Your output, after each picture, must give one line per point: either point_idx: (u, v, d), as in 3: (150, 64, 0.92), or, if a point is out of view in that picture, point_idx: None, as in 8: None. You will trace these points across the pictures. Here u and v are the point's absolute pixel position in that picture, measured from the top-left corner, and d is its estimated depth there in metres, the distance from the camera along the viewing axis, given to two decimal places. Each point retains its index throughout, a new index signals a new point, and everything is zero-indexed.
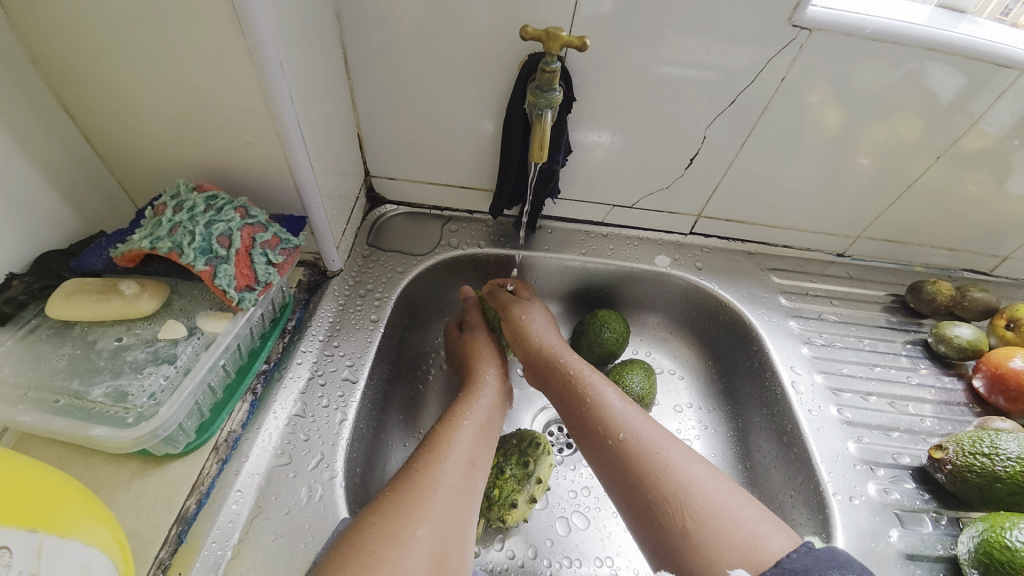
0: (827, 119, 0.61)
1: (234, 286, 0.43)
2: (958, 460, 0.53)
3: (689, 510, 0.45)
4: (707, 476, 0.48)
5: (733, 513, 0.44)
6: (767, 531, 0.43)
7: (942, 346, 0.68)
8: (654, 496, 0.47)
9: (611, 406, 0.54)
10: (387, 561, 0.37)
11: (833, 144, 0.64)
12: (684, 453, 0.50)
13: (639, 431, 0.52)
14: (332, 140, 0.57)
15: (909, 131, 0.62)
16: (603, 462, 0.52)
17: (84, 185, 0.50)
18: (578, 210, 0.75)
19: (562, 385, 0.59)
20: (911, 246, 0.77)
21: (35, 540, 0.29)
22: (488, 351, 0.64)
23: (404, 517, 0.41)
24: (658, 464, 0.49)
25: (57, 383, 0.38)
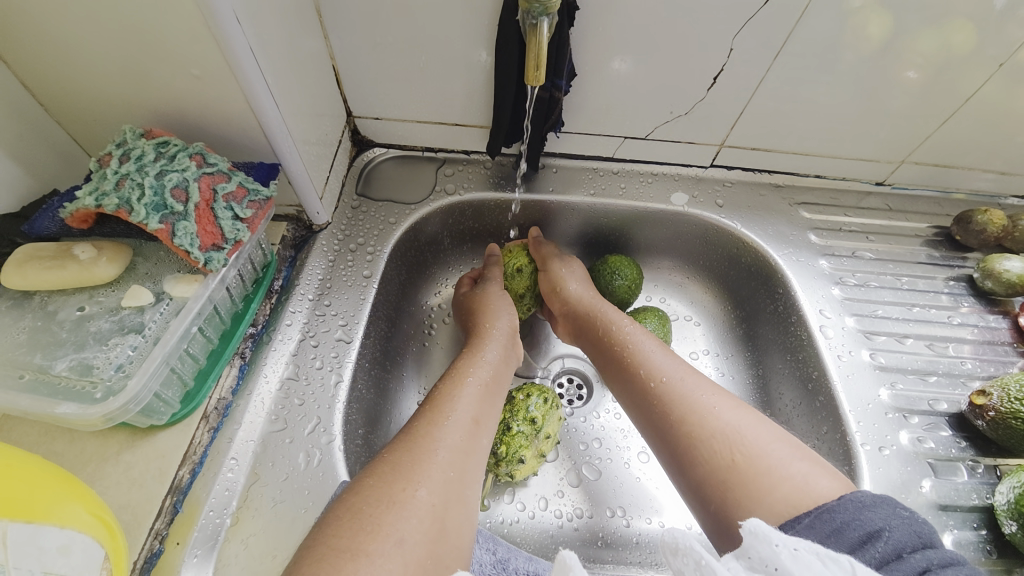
0: (871, 27, 0.51)
1: (197, 245, 0.38)
2: (1002, 407, 0.49)
3: (729, 451, 0.41)
4: (746, 417, 0.44)
5: (775, 456, 0.40)
6: (813, 471, 0.39)
7: (989, 283, 0.62)
8: (692, 439, 0.44)
9: (650, 354, 0.51)
10: (383, 525, 0.35)
11: (878, 57, 0.54)
12: (726, 397, 0.46)
13: (677, 376, 0.48)
14: (301, 74, 0.50)
15: (967, 37, 0.52)
16: (636, 407, 0.50)
17: (30, 138, 0.44)
18: (585, 146, 0.67)
19: (597, 335, 0.57)
20: (961, 171, 0.68)
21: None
22: (499, 305, 0.60)
23: (401, 477, 0.38)
24: (699, 406, 0.45)
25: (20, 358, 0.35)
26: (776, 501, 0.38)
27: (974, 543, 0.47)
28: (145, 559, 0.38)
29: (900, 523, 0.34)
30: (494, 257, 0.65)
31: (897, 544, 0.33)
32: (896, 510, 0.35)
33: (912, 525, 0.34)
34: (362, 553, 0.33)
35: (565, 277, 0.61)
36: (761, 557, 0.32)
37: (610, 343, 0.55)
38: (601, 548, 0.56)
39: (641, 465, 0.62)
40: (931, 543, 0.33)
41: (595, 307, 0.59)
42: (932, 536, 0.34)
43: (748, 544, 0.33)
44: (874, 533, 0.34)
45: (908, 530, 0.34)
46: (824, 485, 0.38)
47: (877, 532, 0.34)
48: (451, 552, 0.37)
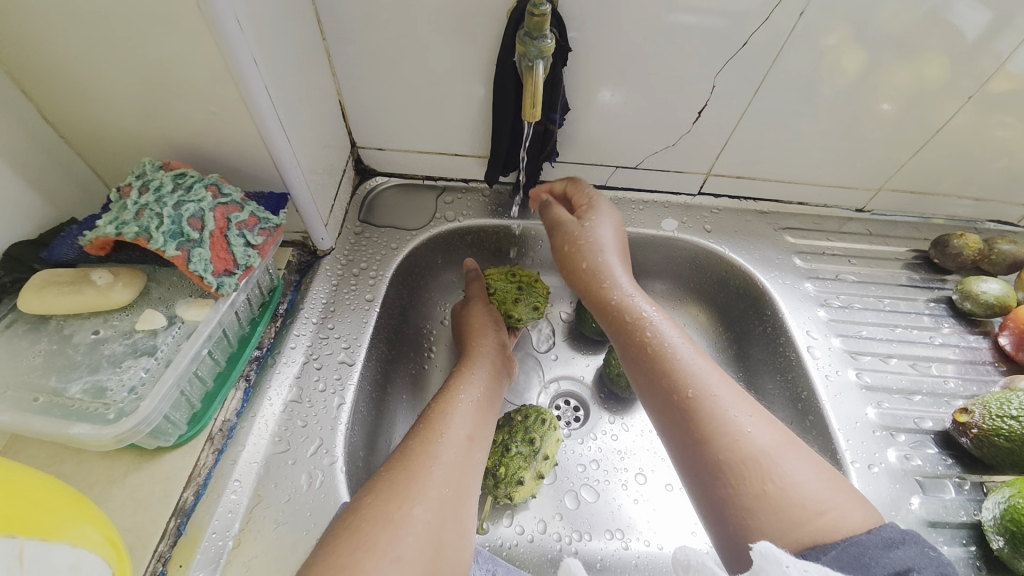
0: (846, 63, 0.55)
1: (210, 271, 0.40)
2: (984, 424, 0.51)
3: (760, 480, 0.42)
4: (777, 444, 0.44)
5: (800, 481, 0.41)
6: (844, 505, 0.40)
7: (968, 304, 0.64)
8: (724, 462, 0.44)
9: (684, 360, 0.50)
10: (382, 543, 0.36)
11: (853, 91, 0.58)
12: (762, 418, 0.46)
13: (711, 388, 0.48)
14: (311, 108, 0.53)
15: (937, 72, 0.56)
16: (664, 412, 0.49)
17: (51, 169, 0.46)
18: (579, 174, 0.71)
19: (621, 328, 0.55)
20: (936, 197, 0.72)
21: (15, 546, 0.27)
22: (485, 329, 0.60)
23: (398, 495, 0.39)
24: (732, 428, 0.45)
25: (35, 381, 0.36)
26: (801, 531, 0.39)
27: (964, 559, 0.48)
28: None
29: (924, 563, 0.35)
30: (472, 273, 0.64)
31: None
32: (920, 551, 0.36)
33: (936, 566, 0.35)
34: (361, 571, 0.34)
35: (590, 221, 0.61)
36: None
37: (638, 340, 0.53)
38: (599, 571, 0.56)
39: (638, 487, 0.63)
40: None
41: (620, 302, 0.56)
42: (954, 575, 0.35)
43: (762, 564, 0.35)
44: (897, 569, 0.35)
45: (930, 569, 0.35)
46: (848, 518, 0.39)
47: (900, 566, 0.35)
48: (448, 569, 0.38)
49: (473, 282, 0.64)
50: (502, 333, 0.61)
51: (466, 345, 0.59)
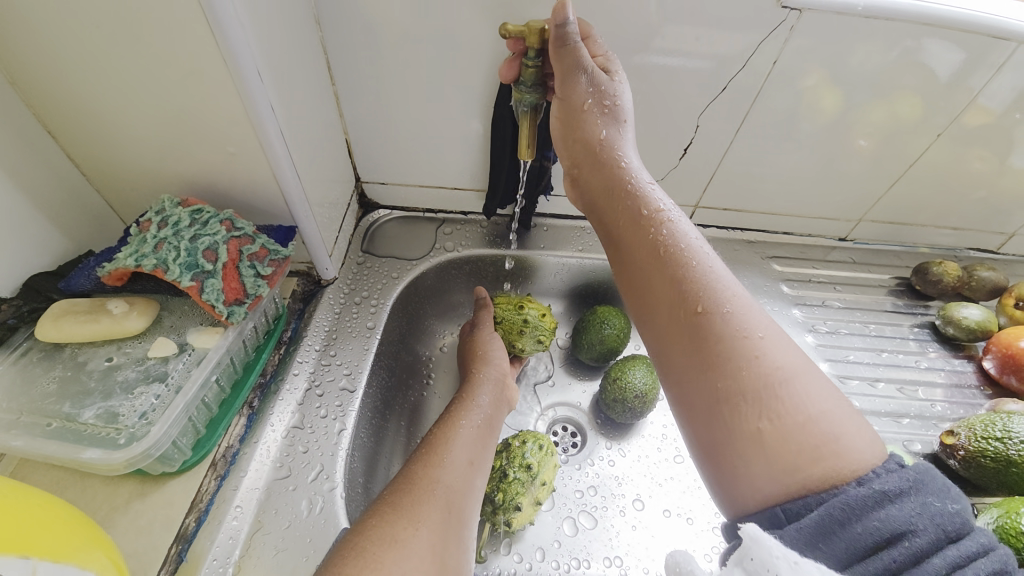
0: (824, 101, 0.59)
1: (222, 300, 0.42)
2: (970, 445, 0.52)
3: (759, 415, 0.36)
4: (793, 367, 0.37)
5: (810, 415, 0.35)
6: (847, 430, 0.34)
7: (951, 329, 0.66)
8: (727, 385, 0.37)
9: (701, 269, 0.42)
10: (387, 562, 0.36)
11: (830, 127, 0.62)
12: (778, 337, 0.38)
13: (723, 299, 0.40)
14: (321, 147, 0.56)
15: (909, 109, 0.60)
16: (654, 265, 0.44)
17: (75, 206, 0.49)
18: (573, 207, 0.74)
19: (617, 194, 0.49)
20: (915, 227, 0.75)
21: (28, 567, 0.28)
22: (488, 351, 0.62)
23: (402, 516, 0.40)
24: (742, 349, 0.37)
25: (49, 407, 0.38)
26: (788, 464, 0.34)
27: None
28: None
29: (925, 520, 0.30)
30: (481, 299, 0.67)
31: (918, 547, 0.29)
32: (923, 504, 0.30)
33: (938, 520, 0.30)
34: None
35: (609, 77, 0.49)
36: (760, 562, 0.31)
37: (645, 235, 0.45)
38: None
39: (635, 513, 0.63)
40: (958, 537, 0.30)
41: (635, 188, 0.48)
42: (962, 529, 0.30)
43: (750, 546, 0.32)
44: (893, 534, 0.30)
45: (932, 527, 0.30)
46: (853, 454, 0.33)
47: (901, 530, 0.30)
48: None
49: (482, 308, 0.66)
50: (502, 356, 0.62)
51: (468, 371, 0.61)
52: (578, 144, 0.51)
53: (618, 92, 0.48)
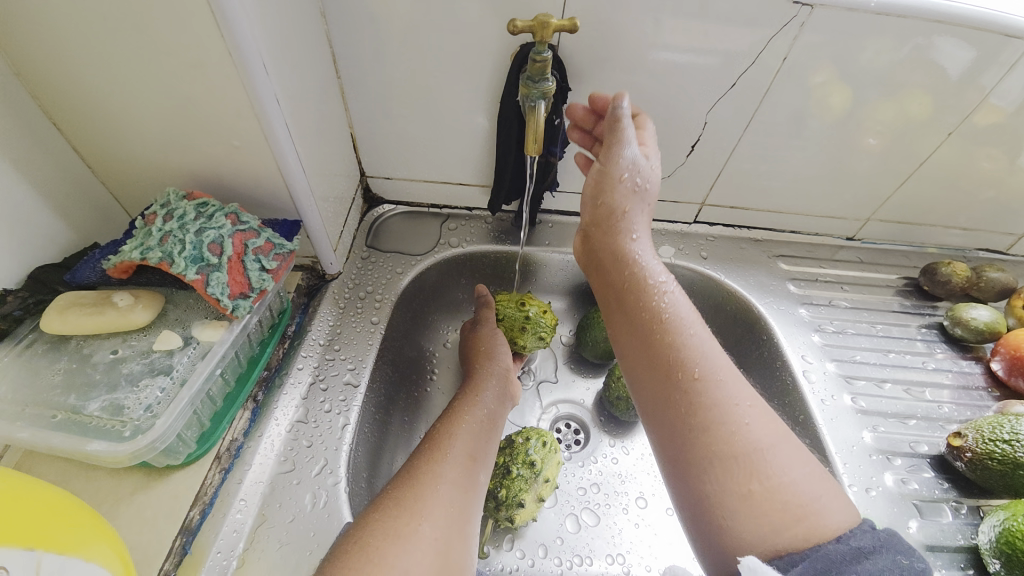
0: (832, 99, 0.59)
1: (227, 294, 0.42)
2: (977, 447, 0.51)
3: (748, 479, 0.39)
4: (775, 439, 0.41)
5: (790, 481, 0.39)
6: (825, 501, 0.38)
7: (959, 330, 0.66)
8: (717, 448, 0.41)
9: (694, 339, 0.46)
10: (389, 558, 0.37)
11: (839, 125, 0.62)
12: (762, 410, 0.43)
13: (720, 379, 0.44)
14: (325, 141, 0.56)
15: (918, 108, 0.59)
16: (659, 327, 0.47)
17: (80, 198, 0.49)
18: (579, 203, 0.74)
19: (620, 260, 0.52)
20: (923, 227, 0.74)
21: (34, 559, 0.28)
22: (491, 348, 0.61)
23: (405, 511, 0.40)
24: (731, 419, 0.42)
25: (55, 398, 0.38)
26: (772, 530, 0.37)
27: None
28: None
29: (896, 570, 0.33)
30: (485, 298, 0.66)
31: None
32: (896, 558, 0.34)
33: (909, 572, 0.34)
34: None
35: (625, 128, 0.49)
36: None
37: (647, 301, 0.49)
38: None
39: (638, 511, 0.63)
40: None
41: (637, 258, 0.52)
42: None
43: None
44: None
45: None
46: (827, 519, 0.37)
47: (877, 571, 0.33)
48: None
49: (485, 306, 0.66)
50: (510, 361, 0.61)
51: (471, 368, 0.60)
52: (600, 207, 0.53)
53: (651, 174, 0.52)
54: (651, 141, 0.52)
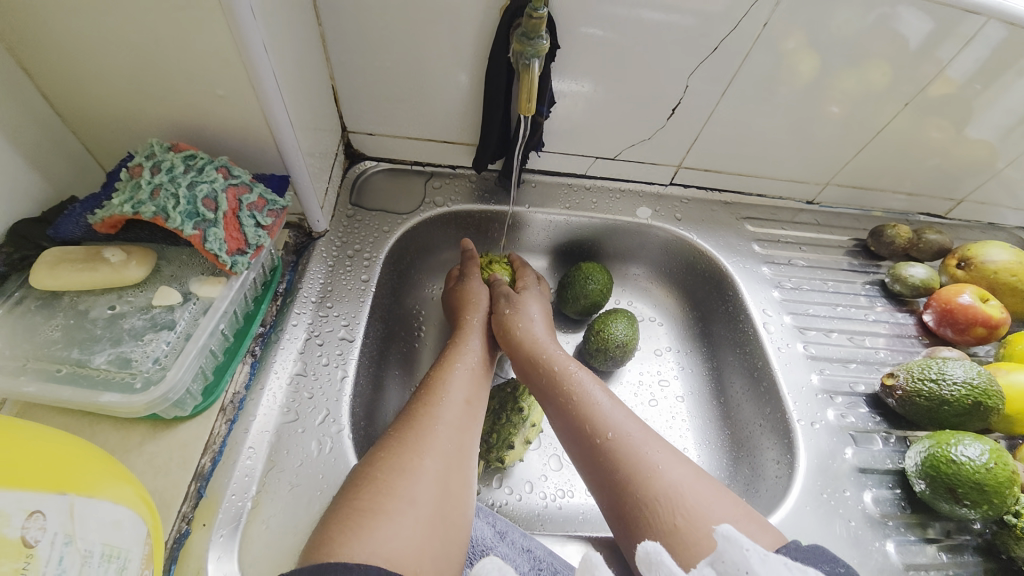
0: (802, 67, 0.62)
1: (225, 250, 0.42)
2: (908, 386, 0.58)
3: (672, 514, 0.45)
4: (688, 474, 0.48)
5: (710, 510, 0.44)
6: (748, 526, 0.43)
7: (898, 286, 0.74)
8: (641, 499, 0.47)
9: (597, 401, 0.55)
10: (398, 487, 0.40)
11: (807, 91, 0.65)
12: (669, 454, 0.50)
13: (625, 429, 0.52)
14: (310, 93, 0.55)
15: (878, 77, 0.63)
16: (568, 431, 0.55)
17: (53, 147, 0.46)
18: (562, 163, 0.75)
19: (547, 392, 0.59)
20: (874, 192, 0.81)
21: (66, 502, 0.29)
22: (481, 302, 0.65)
23: (409, 449, 0.43)
24: (646, 464, 0.49)
25: (56, 352, 0.37)
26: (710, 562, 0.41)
27: (890, 500, 0.55)
28: (174, 539, 0.40)
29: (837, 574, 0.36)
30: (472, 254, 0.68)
31: None
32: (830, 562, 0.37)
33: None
34: (381, 512, 0.38)
35: (520, 310, 0.64)
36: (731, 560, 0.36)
37: (567, 424, 0.56)
38: (581, 523, 0.63)
39: None
40: None
41: (549, 363, 0.60)
42: None
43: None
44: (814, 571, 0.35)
45: None
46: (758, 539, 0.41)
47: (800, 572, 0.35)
48: (455, 513, 0.42)
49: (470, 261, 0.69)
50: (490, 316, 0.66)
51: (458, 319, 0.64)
52: (521, 358, 0.62)
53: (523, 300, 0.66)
54: (530, 283, 0.69)
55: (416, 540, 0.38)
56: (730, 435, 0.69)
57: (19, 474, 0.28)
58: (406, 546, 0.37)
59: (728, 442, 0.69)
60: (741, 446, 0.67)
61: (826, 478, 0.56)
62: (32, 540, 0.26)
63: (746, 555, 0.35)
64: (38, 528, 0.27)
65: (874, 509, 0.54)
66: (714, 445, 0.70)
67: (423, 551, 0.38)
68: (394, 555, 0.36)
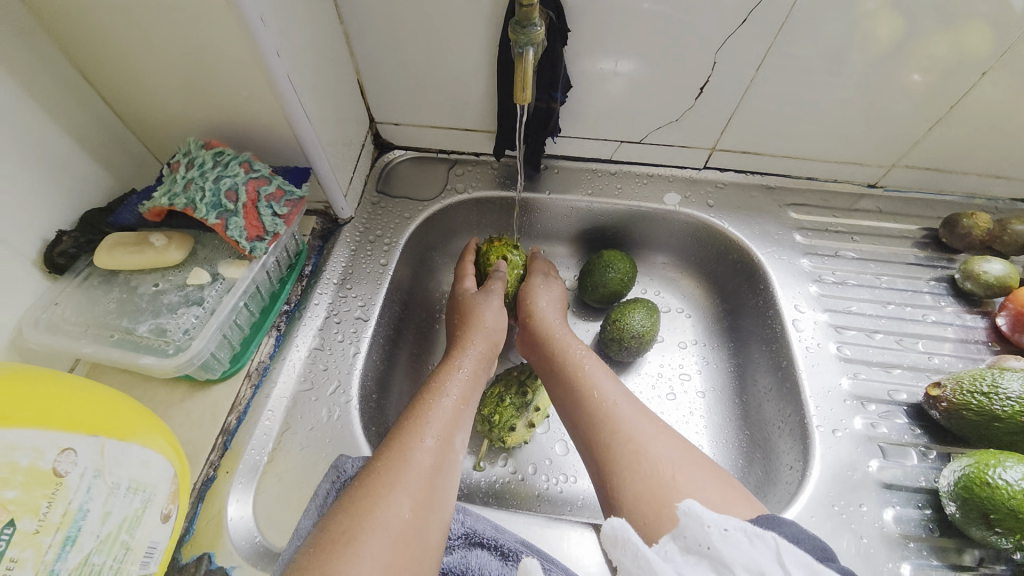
0: (880, 30, 0.55)
1: (245, 237, 0.48)
2: (954, 398, 0.52)
3: (670, 470, 0.44)
4: (681, 445, 0.47)
5: (705, 480, 0.43)
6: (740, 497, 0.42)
7: (969, 284, 0.64)
8: (635, 454, 0.46)
9: (600, 372, 0.55)
10: (364, 526, 0.38)
11: (888, 58, 0.57)
12: (665, 425, 0.49)
13: (628, 403, 0.51)
14: (331, 89, 0.59)
15: (976, 41, 0.55)
16: (566, 393, 0.55)
17: (116, 147, 0.55)
18: (584, 148, 0.74)
19: (553, 361, 0.59)
20: (952, 174, 0.70)
21: (98, 444, 0.36)
22: (493, 325, 0.62)
23: (383, 481, 0.42)
24: (644, 428, 0.48)
25: (110, 321, 0.46)
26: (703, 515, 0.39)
27: (916, 520, 0.50)
28: (202, 482, 0.47)
29: (806, 538, 0.36)
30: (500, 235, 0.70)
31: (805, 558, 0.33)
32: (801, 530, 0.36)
33: (817, 542, 0.36)
34: (344, 553, 0.36)
35: (541, 289, 0.66)
36: (695, 536, 0.35)
37: (568, 386, 0.55)
38: (580, 508, 0.64)
39: None
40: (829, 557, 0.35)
41: (558, 337, 0.61)
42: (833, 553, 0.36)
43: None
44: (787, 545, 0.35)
45: (810, 544, 0.36)
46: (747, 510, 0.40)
47: (760, 542, 0.34)
48: (425, 552, 0.41)
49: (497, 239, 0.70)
50: (501, 333, 0.63)
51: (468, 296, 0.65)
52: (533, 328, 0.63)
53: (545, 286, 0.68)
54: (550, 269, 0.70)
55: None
56: (750, 436, 0.65)
57: (73, 417, 0.36)
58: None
59: (747, 443, 0.65)
60: (759, 448, 0.63)
61: (842, 490, 0.52)
62: (63, 471, 0.34)
63: (708, 531, 0.35)
64: (68, 461, 0.34)
65: (894, 528, 0.50)
66: (731, 445, 0.66)
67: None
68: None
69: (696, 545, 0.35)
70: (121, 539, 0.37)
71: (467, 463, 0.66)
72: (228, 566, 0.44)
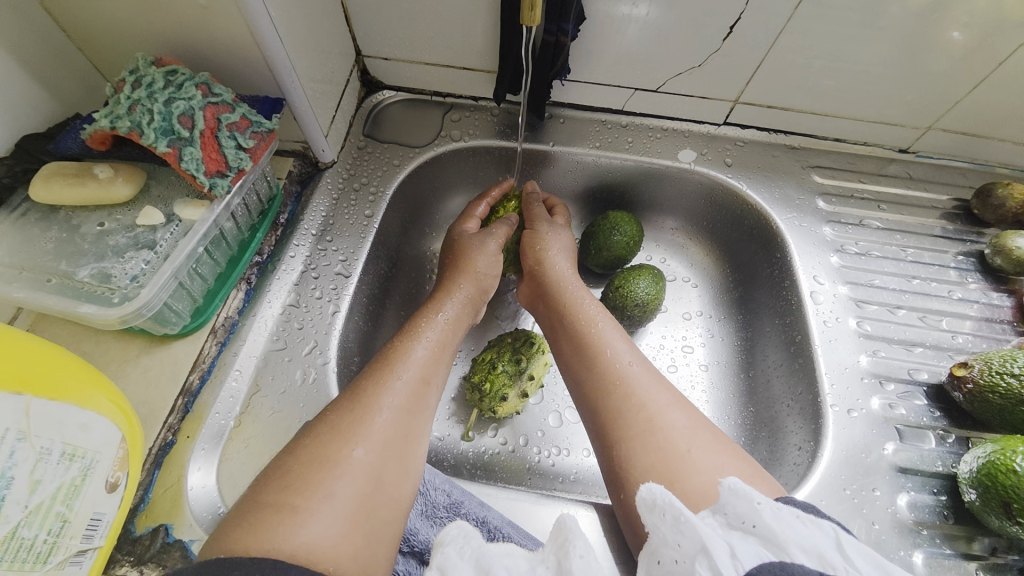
0: None
1: (203, 170, 0.42)
2: (981, 379, 0.49)
3: (681, 444, 0.40)
4: (694, 417, 0.42)
5: (721, 455, 0.39)
6: (754, 474, 0.38)
7: (998, 260, 0.60)
8: (643, 427, 0.42)
9: (606, 335, 0.50)
10: (314, 482, 0.36)
11: (924, 13, 0.51)
12: (677, 396, 0.45)
13: (637, 369, 0.47)
14: (308, 8, 0.50)
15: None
16: (573, 358, 0.51)
17: (58, 66, 0.47)
18: (595, 96, 0.66)
19: (559, 323, 0.54)
20: (993, 142, 0.64)
21: (22, 403, 0.31)
22: (484, 273, 0.58)
23: (337, 436, 0.39)
24: (652, 398, 0.44)
25: (47, 264, 0.40)
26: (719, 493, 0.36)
27: (930, 507, 0.48)
28: (160, 447, 0.43)
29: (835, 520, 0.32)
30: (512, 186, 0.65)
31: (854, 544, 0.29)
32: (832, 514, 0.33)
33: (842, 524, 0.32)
34: (288, 507, 0.34)
35: (546, 242, 0.59)
36: (737, 513, 0.31)
37: (573, 350, 0.51)
38: (572, 482, 0.60)
39: None
40: None
41: (564, 296, 0.56)
42: None
43: (657, 547, 0.32)
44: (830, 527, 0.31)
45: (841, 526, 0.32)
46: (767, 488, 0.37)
47: (814, 527, 0.30)
48: (388, 505, 0.38)
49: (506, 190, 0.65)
50: (492, 284, 0.59)
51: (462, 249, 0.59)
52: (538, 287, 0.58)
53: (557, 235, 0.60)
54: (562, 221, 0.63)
55: (336, 536, 0.34)
56: (755, 413, 0.62)
57: None
58: (322, 542, 0.33)
59: (751, 420, 0.62)
60: (764, 426, 0.60)
61: (855, 473, 0.49)
62: None
63: (757, 507, 0.30)
64: None
65: (908, 514, 0.47)
66: (733, 421, 0.63)
67: (342, 548, 0.34)
68: (304, 548, 0.32)
69: (739, 522, 0.31)
70: (56, 510, 0.33)
71: (455, 433, 0.62)
72: (187, 540, 0.40)
